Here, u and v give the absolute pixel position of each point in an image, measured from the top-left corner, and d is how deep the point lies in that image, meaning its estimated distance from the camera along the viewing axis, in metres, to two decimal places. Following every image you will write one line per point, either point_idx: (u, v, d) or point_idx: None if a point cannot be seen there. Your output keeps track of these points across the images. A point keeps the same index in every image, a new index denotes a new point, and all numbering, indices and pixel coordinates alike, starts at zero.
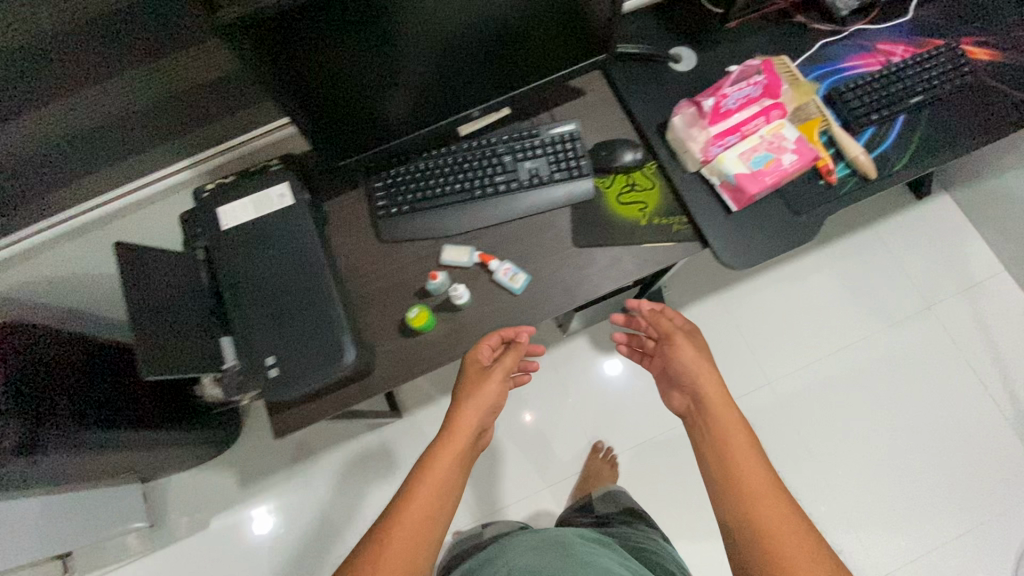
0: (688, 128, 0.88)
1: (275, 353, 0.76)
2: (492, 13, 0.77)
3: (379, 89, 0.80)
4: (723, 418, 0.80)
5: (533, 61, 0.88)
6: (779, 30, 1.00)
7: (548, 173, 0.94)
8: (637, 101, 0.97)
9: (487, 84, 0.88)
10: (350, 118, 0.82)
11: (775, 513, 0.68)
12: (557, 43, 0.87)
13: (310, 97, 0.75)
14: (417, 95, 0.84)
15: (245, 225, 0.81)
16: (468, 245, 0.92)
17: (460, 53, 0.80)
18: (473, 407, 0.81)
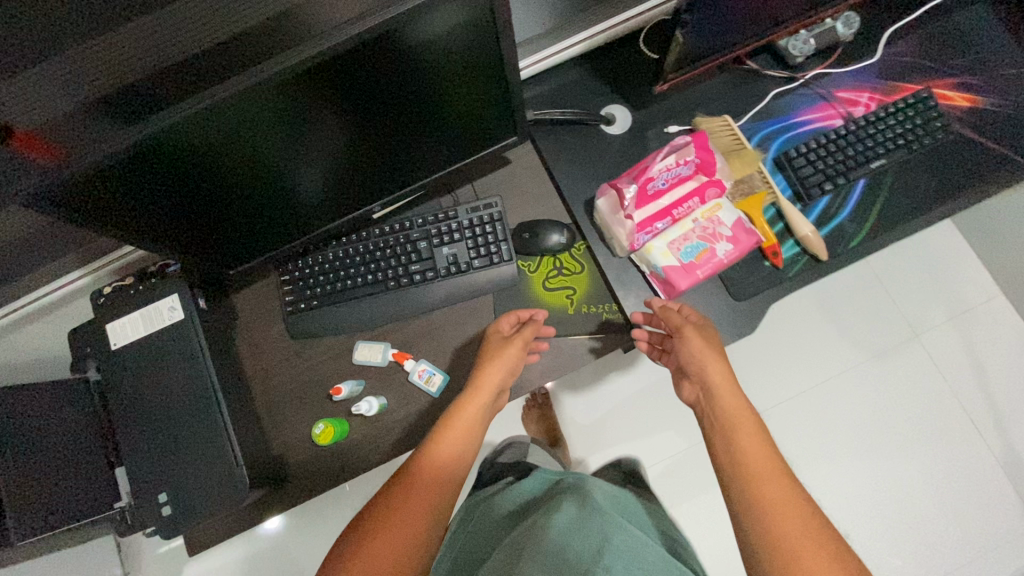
0: (613, 212, 0.79)
1: (167, 489, 0.73)
2: (393, 105, 0.67)
3: (277, 188, 0.72)
4: (727, 394, 0.68)
5: (436, 147, 0.79)
6: (725, 80, 0.88)
7: (467, 259, 0.86)
8: (564, 171, 0.88)
9: (386, 177, 0.79)
10: (234, 231, 0.76)
11: (792, 497, 0.57)
12: (462, 130, 0.77)
13: (194, 208, 0.68)
14: (306, 199, 0.76)
15: (135, 345, 0.77)
16: (382, 342, 0.86)
17: (365, 144, 0.72)
18: (495, 370, 0.77)
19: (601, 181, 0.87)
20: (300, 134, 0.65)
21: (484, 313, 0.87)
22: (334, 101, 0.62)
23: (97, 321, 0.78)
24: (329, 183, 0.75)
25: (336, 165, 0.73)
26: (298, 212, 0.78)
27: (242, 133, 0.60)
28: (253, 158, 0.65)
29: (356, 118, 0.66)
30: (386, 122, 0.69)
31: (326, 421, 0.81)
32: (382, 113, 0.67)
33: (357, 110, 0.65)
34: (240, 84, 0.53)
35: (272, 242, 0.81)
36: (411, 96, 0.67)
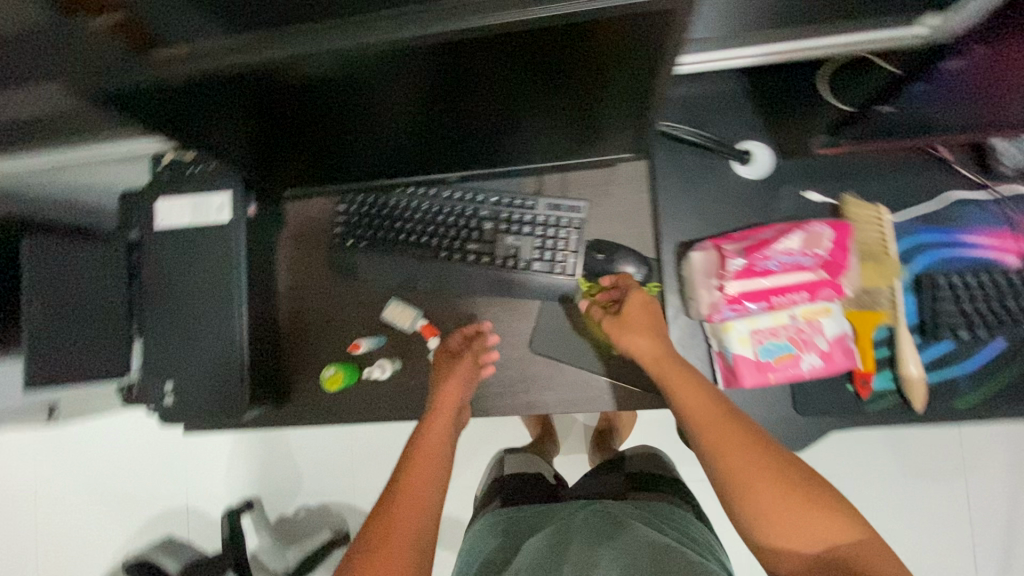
0: (705, 273, 0.69)
1: (175, 380, 0.74)
2: (508, 86, 0.55)
3: (350, 125, 0.62)
4: (675, 383, 0.64)
5: (538, 127, 0.66)
6: (900, 159, 0.72)
7: (528, 257, 0.78)
8: (668, 200, 0.76)
9: (480, 138, 0.68)
10: (298, 145, 0.67)
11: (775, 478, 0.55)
12: (575, 119, 0.64)
13: (255, 126, 0.59)
14: (385, 136, 0.66)
15: (178, 231, 0.75)
16: (415, 309, 0.82)
17: (460, 110, 0.60)
18: (454, 387, 0.74)
19: (705, 226, 0.75)
20: (404, 86, 0.53)
21: (526, 316, 0.81)
22: (456, 66, 0.49)
23: (149, 193, 0.76)
24: (416, 130, 0.65)
25: (431, 118, 0.62)
26: (372, 144, 0.68)
27: (340, 73, 0.49)
28: (343, 93, 0.54)
29: (473, 84, 0.54)
30: (506, 94, 0.56)
31: (339, 366, 0.80)
32: (505, 86, 0.54)
33: (478, 78, 0.52)
34: (355, 41, 0.41)
35: (335, 163, 0.72)
36: (547, 78, 0.53)
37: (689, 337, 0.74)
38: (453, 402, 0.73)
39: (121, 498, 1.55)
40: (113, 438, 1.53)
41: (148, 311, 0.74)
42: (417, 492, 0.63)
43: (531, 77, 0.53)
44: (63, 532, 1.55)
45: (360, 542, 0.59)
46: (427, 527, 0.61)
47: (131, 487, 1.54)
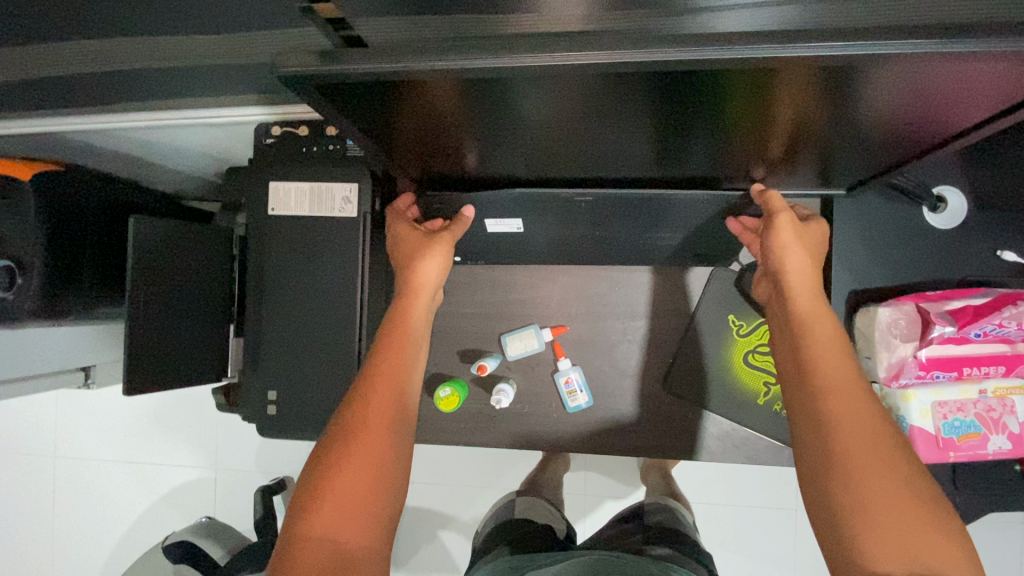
0: (891, 333, 0.62)
1: (280, 390, 0.66)
2: (723, 116, 0.47)
3: (499, 139, 0.54)
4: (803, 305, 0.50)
5: (713, 158, 0.59)
6: None
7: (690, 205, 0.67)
8: (844, 242, 0.68)
9: (639, 169, 0.62)
10: (448, 158, 0.60)
11: (870, 426, 0.44)
12: (754, 155, 0.57)
13: (399, 130, 0.51)
14: (542, 156, 0.59)
15: (295, 219, 0.66)
16: (532, 325, 0.76)
17: (631, 137, 0.53)
18: (431, 270, 0.62)
19: (881, 276, 0.67)
20: (614, 116, 0.47)
21: (662, 351, 0.74)
22: (691, 100, 0.44)
23: (264, 170, 0.67)
24: (581, 151, 0.57)
25: (611, 148, 0.56)
26: (522, 164, 0.62)
27: (551, 95, 0.43)
28: (540, 116, 0.48)
29: (689, 121, 0.49)
30: (711, 132, 0.51)
31: (453, 386, 0.73)
32: (721, 124, 0.49)
33: (704, 113, 0.47)
34: (621, 63, 0.36)
35: (480, 176, 0.65)
36: (774, 119, 0.48)
37: None
38: (410, 333, 0.60)
39: (144, 467, 1.45)
40: (147, 404, 1.45)
41: (253, 307, 0.67)
42: (374, 422, 0.54)
43: (757, 117, 0.48)
44: (82, 495, 1.48)
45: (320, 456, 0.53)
46: (395, 485, 0.53)
47: (156, 456, 1.45)
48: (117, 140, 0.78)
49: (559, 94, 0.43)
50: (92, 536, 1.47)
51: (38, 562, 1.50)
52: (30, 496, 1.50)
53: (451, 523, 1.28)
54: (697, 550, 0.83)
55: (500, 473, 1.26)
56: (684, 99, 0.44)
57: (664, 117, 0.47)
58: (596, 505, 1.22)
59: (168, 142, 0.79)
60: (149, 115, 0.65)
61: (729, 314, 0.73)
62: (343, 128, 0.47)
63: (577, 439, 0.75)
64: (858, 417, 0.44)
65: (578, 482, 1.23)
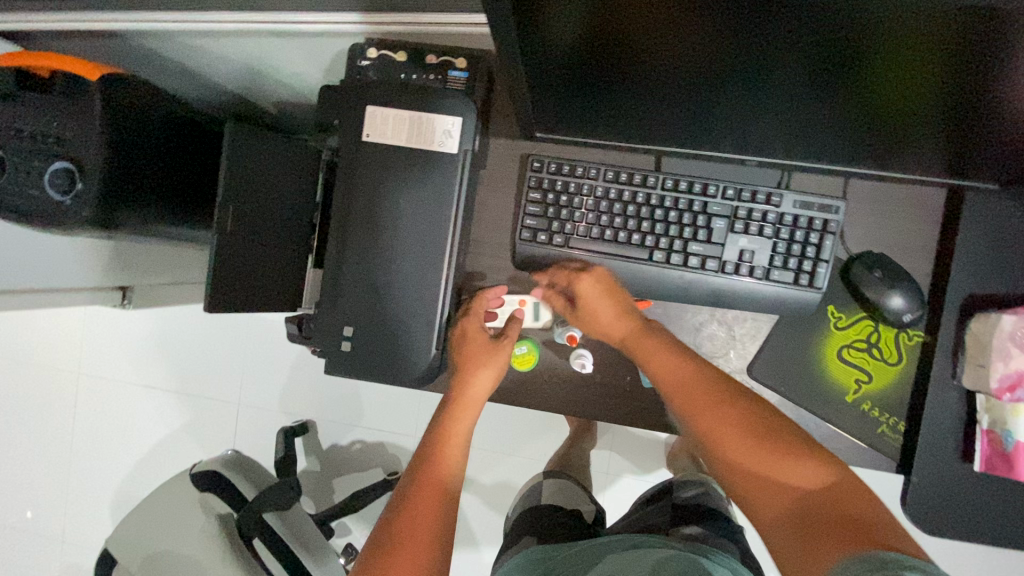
0: (1013, 342, 0.58)
1: (357, 326, 0.63)
2: (908, 71, 0.42)
3: (634, 65, 0.49)
4: (646, 354, 0.63)
5: (850, 122, 0.54)
6: None
7: (765, 264, 0.66)
8: (969, 245, 0.63)
9: (756, 126, 0.58)
10: (571, 87, 0.55)
11: (749, 436, 0.53)
12: (903, 127, 0.52)
13: (532, 43, 0.47)
14: (666, 94, 0.54)
15: (389, 149, 0.62)
16: None
17: (784, 79, 0.47)
18: (484, 378, 0.68)
19: (1002, 285, 0.63)
20: (792, 52, 0.42)
21: (751, 335, 0.70)
22: (888, 44, 0.39)
23: (360, 93, 0.62)
24: (713, 94, 0.52)
25: (757, 94, 0.51)
26: (638, 106, 0.57)
27: (751, 16, 0.38)
28: (706, 42, 0.43)
29: (864, 74, 0.44)
30: (874, 90, 0.46)
31: (529, 346, 0.72)
32: (899, 81, 0.44)
33: (894, 66, 0.42)
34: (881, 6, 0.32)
35: (586, 114, 0.61)
36: (963, 87, 0.43)
37: (948, 404, 0.64)
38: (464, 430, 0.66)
39: (165, 393, 1.44)
40: (174, 331, 1.43)
41: (336, 235, 0.63)
42: (430, 503, 0.59)
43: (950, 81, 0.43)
44: (101, 414, 1.47)
45: (383, 528, 0.57)
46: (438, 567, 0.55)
47: (179, 384, 1.44)
48: (194, 46, 0.73)
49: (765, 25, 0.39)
50: (108, 456, 1.48)
51: (52, 474, 1.50)
52: (51, 409, 1.50)
53: (473, 484, 1.26)
54: (734, 532, 0.81)
55: (527, 441, 1.24)
56: (875, 45, 0.39)
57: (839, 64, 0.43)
58: (621, 485, 1.20)
59: (246, 57, 0.75)
60: (242, 21, 0.60)
61: (827, 304, 0.68)
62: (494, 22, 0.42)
63: (646, 416, 0.72)
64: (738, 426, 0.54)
65: (605, 460, 1.20)
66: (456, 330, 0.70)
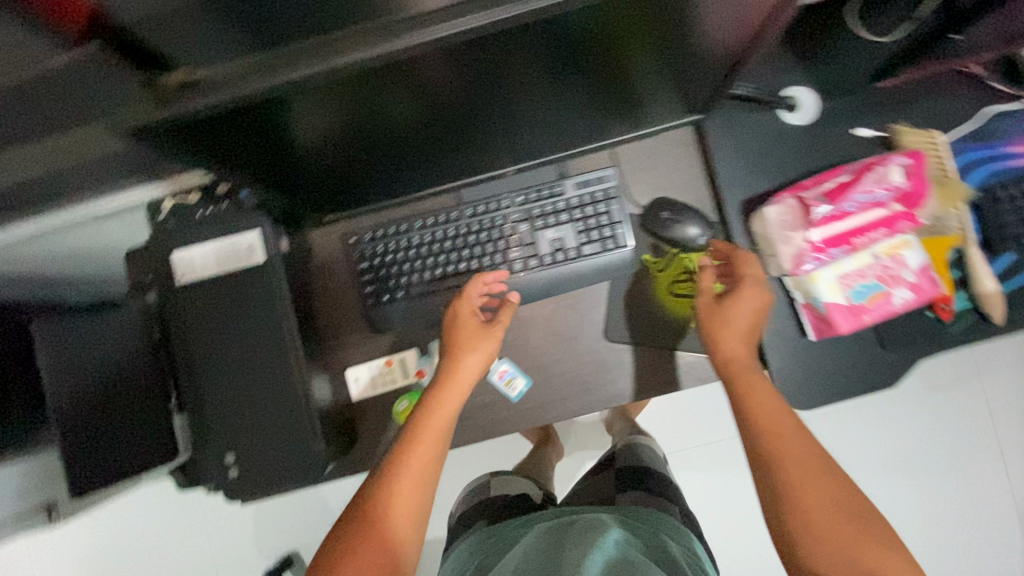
0: (784, 228, 0.67)
1: (237, 452, 0.65)
2: (557, 65, 0.51)
3: (365, 136, 0.55)
4: (744, 382, 0.59)
5: (572, 105, 0.62)
6: (936, 84, 0.73)
7: (576, 244, 0.74)
8: (725, 162, 0.73)
9: (507, 138, 0.66)
10: (329, 163, 0.60)
11: (844, 515, 0.50)
12: (609, 92, 0.61)
13: (266, 154, 0.52)
14: (415, 143, 0.61)
15: (206, 283, 0.66)
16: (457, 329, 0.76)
17: (486, 100, 0.55)
18: (471, 366, 0.68)
19: (764, 182, 0.73)
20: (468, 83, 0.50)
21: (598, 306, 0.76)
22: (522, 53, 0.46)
23: (163, 245, 0.67)
24: (450, 129, 0.59)
25: (481, 117, 0.59)
26: (402, 157, 0.64)
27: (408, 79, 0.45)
28: (401, 103, 0.50)
29: (532, 75, 0.52)
30: (556, 81, 0.54)
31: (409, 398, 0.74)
32: (563, 70, 0.52)
33: (545, 63, 0.50)
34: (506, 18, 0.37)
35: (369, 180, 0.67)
36: (611, 56, 0.52)
37: (771, 295, 0.72)
38: (442, 431, 0.63)
39: None
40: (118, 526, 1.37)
41: (187, 375, 0.66)
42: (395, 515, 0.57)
43: (597, 57, 0.51)
44: None
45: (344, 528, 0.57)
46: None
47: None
48: None
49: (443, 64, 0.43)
50: None
51: None
52: None
53: None
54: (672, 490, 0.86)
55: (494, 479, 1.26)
56: (513, 57, 0.47)
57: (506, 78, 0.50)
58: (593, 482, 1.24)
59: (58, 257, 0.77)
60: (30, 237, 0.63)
61: (643, 255, 0.76)
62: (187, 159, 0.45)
63: (541, 414, 0.76)
64: (822, 494, 0.50)
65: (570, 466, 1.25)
66: (450, 311, 0.71)
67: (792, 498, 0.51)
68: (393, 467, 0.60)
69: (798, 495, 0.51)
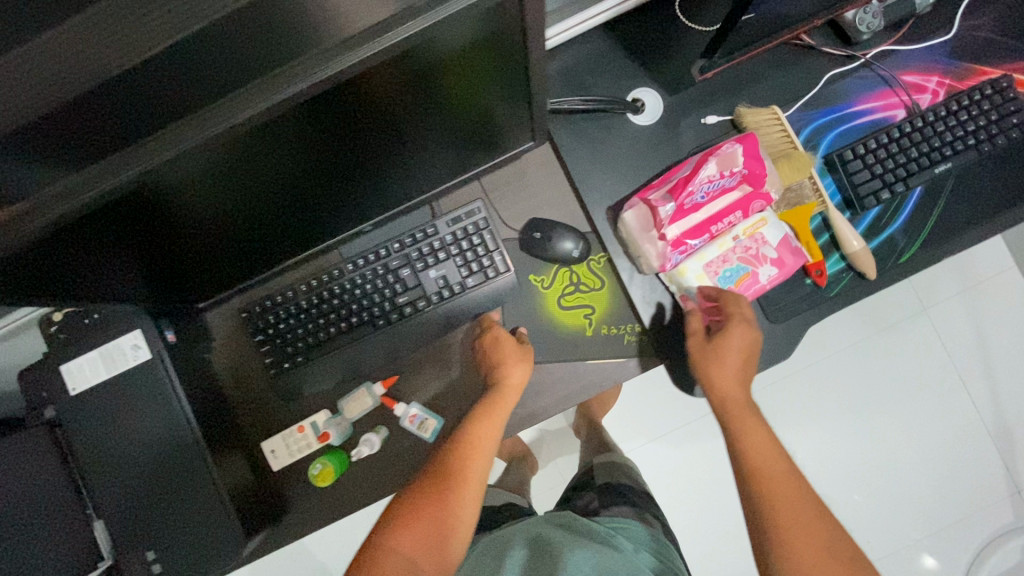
0: (643, 230, 0.69)
1: (157, 547, 0.67)
2: (361, 122, 0.52)
3: (211, 216, 0.58)
4: (744, 424, 0.59)
5: (414, 148, 0.63)
6: (773, 59, 0.76)
7: (459, 279, 0.76)
8: (584, 172, 0.76)
9: (362, 188, 0.67)
10: (196, 242, 0.62)
11: (835, 560, 0.49)
12: (443, 133, 0.62)
13: (116, 256, 0.55)
14: (268, 210, 0.63)
15: (99, 388, 0.67)
16: (362, 384, 0.77)
17: (315, 161, 0.56)
18: (516, 376, 0.72)
19: (626, 185, 0.75)
20: (279, 151, 0.51)
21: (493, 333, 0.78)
22: (314, 118, 0.47)
23: (52, 358, 0.68)
24: (295, 191, 0.61)
25: (320, 176, 0.60)
26: (264, 226, 0.65)
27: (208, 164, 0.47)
28: (220, 181, 0.52)
29: (344, 132, 0.53)
30: (376, 133, 0.56)
31: (324, 459, 0.75)
32: (376, 122, 0.53)
33: (348, 121, 0.51)
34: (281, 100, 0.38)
35: (241, 253, 0.69)
36: (416, 103, 0.53)
37: (652, 293, 0.74)
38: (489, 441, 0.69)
39: None
40: None
41: (96, 481, 0.68)
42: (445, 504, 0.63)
43: (402, 108, 0.53)
44: None
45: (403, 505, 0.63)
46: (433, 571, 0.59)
47: None
48: None
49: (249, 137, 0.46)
50: None
51: None
52: None
53: None
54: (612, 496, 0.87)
55: None
56: (310, 124, 0.48)
57: (316, 139, 0.52)
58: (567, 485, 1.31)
59: None
60: None
61: (528, 276, 0.78)
62: (34, 271, 0.48)
63: None
64: (801, 501, 0.53)
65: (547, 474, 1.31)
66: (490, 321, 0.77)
67: (784, 547, 0.50)
68: (405, 515, 0.62)
69: (789, 544, 0.50)
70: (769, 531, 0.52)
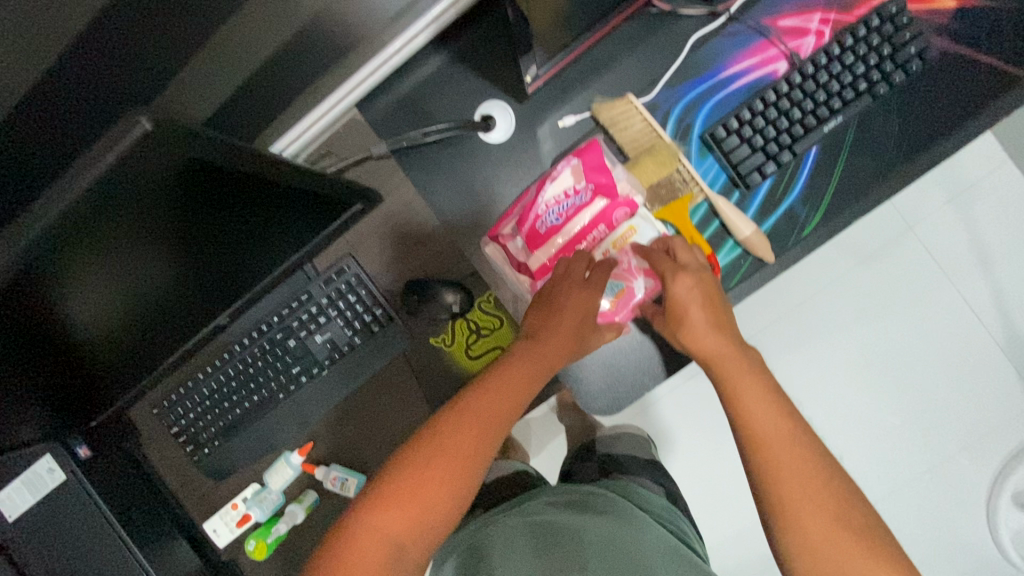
0: (508, 263, 0.69)
1: None
2: (163, 236, 0.50)
3: (111, 329, 0.59)
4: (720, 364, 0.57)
5: (270, 234, 0.62)
6: (627, 36, 0.67)
7: (347, 339, 0.75)
8: (448, 206, 0.71)
9: (238, 277, 0.66)
10: (108, 359, 0.64)
11: (829, 491, 0.49)
12: (285, 215, 0.59)
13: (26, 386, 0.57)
14: (164, 315, 0.63)
15: (24, 515, 0.69)
16: (280, 454, 0.79)
17: (180, 264, 0.57)
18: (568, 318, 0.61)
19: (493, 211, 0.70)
20: (141, 264, 0.52)
21: (393, 387, 0.76)
22: (116, 242, 0.46)
23: None
24: (181, 291, 0.62)
25: (196, 277, 0.60)
26: (166, 331, 0.66)
27: (69, 291, 0.48)
28: (100, 302, 0.53)
29: (169, 239, 0.51)
30: (202, 231, 0.54)
31: (256, 536, 0.78)
32: (196, 221, 0.51)
33: (152, 233, 0.48)
34: (56, 210, 0.36)
35: (140, 365, 0.69)
36: (207, 208, 0.51)
37: None
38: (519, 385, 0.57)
39: None
40: None
41: None
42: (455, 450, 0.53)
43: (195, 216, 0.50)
44: None
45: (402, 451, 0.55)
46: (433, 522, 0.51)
47: None
48: None
49: (70, 268, 0.44)
50: None
51: None
52: None
53: None
54: None
55: None
56: (133, 240, 0.47)
57: (163, 245, 0.51)
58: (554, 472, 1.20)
59: None
60: None
61: (429, 339, 0.75)
62: None
63: None
64: (788, 443, 0.51)
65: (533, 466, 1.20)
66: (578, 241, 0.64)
67: (767, 474, 0.51)
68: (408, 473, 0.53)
69: (777, 480, 0.50)
70: (745, 440, 0.53)
